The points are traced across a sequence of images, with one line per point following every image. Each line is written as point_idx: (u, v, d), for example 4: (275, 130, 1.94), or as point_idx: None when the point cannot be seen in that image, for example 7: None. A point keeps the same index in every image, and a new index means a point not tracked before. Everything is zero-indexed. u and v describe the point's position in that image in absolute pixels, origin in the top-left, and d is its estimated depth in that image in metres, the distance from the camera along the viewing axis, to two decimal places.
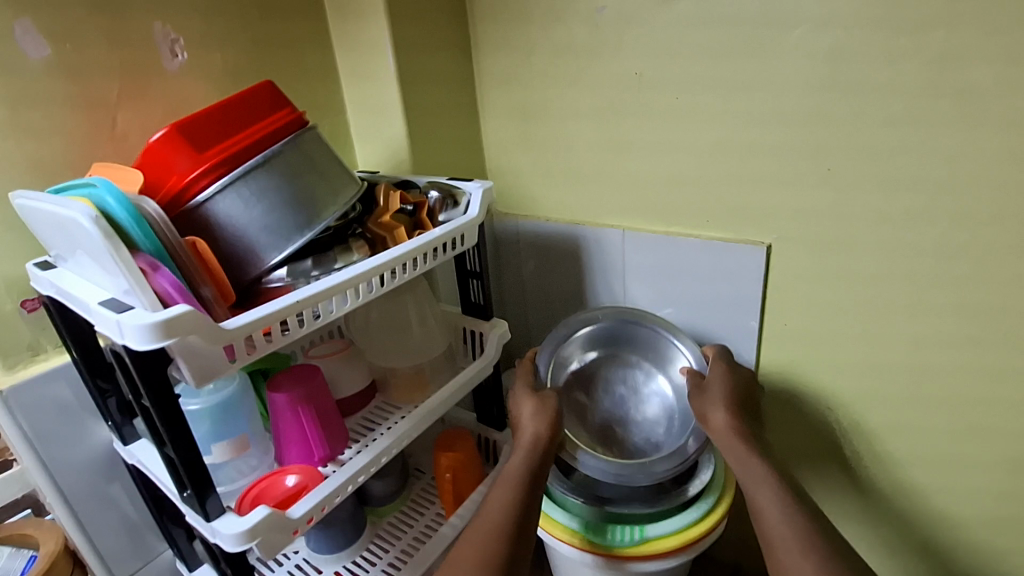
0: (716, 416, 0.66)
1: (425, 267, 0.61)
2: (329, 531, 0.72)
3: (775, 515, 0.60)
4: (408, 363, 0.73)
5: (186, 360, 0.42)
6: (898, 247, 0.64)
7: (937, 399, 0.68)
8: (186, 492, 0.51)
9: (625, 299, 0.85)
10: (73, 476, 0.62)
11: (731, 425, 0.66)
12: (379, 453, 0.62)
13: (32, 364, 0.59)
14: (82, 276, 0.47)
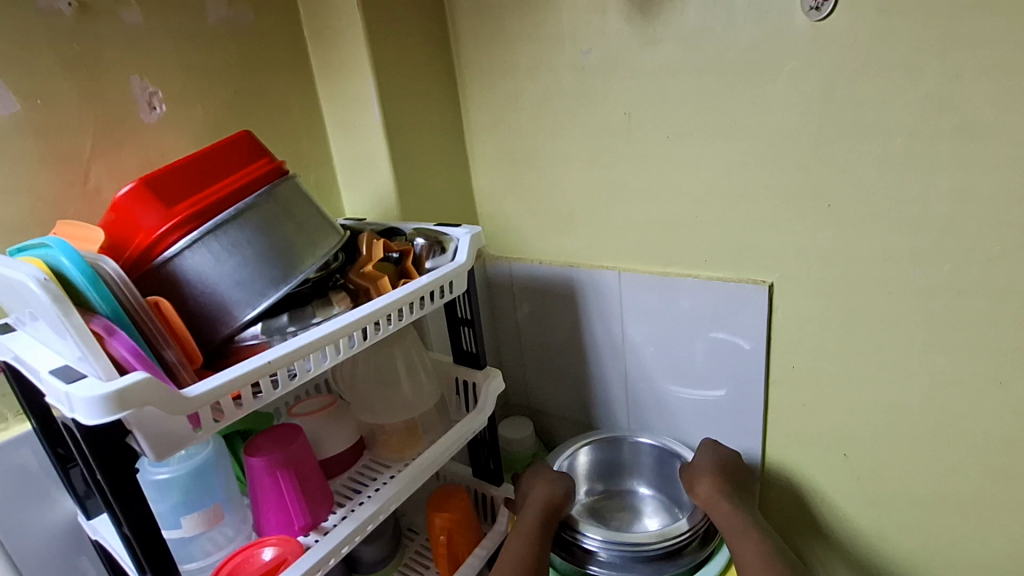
0: (702, 483, 0.68)
1: (411, 318, 0.57)
2: None
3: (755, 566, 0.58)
4: (397, 418, 0.68)
5: (143, 431, 0.38)
6: (908, 284, 0.60)
7: (965, 448, 0.63)
8: None
9: (625, 344, 0.81)
10: (30, 554, 0.56)
11: (716, 488, 0.67)
12: (364, 520, 0.57)
13: None
14: (37, 342, 0.43)
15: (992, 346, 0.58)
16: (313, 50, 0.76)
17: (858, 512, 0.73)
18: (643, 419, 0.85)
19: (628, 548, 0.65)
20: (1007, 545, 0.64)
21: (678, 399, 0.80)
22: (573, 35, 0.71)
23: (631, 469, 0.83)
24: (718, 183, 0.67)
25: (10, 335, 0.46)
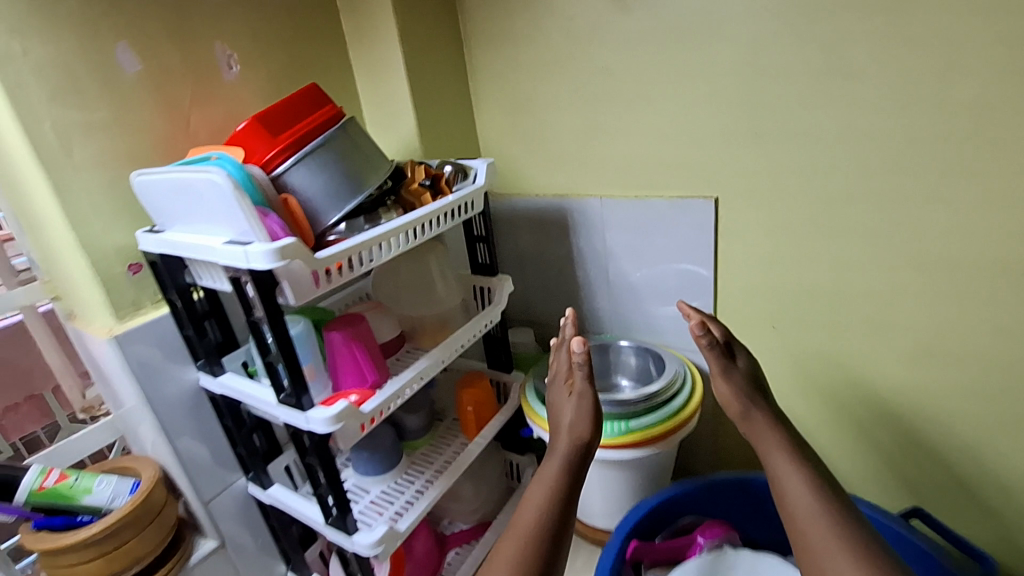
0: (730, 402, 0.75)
1: (444, 226, 0.77)
2: (375, 457, 0.87)
3: (801, 495, 0.65)
4: (431, 313, 0.88)
5: (288, 283, 0.57)
6: (820, 193, 0.79)
7: (866, 318, 0.82)
8: (283, 395, 0.64)
9: (608, 258, 1.01)
10: (170, 406, 0.76)
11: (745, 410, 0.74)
12: (420, 373, 0.76)
13: (136, 316, 0.71)
14: (194, 232, 0.61)
15: (880, 229, 0.77)
16: (346, 20, 0.93)
17: (786, 381, 0.92)
18: (622, 321, 1.04)
19: (620, 402, 0.82)
20: (898, 387, 0.84)
21: (648, 298, 0.99)
22: (560, 5, 0.89)
23: (616, 368, 0.98)
24: (676, 121, 0.86)
25: (166, 232, 0.64)
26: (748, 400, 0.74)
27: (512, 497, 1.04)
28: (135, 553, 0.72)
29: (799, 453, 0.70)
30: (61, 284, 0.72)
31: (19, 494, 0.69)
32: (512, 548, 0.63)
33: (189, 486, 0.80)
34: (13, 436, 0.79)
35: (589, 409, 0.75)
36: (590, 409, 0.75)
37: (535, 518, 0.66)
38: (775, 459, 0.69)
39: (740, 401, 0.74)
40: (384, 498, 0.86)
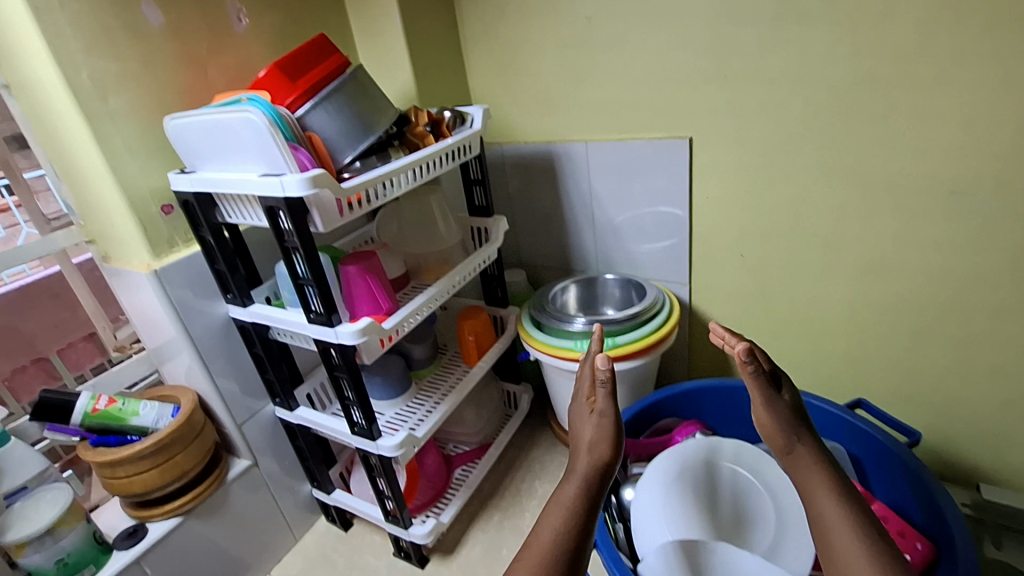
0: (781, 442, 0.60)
1: (445, 167, 0.85)
2: (388, 382, 0.96)
3: (855, 551, 0.52)
4: (434, 251, 0.96)
5: (317, 209, 0.65)
6: (782, 128, 0.88)
7: (820, 243, 0.93)
8: (314, 313, 0.72)
9: (593, 199, 1.10)
10: (203, 336, 0.83)
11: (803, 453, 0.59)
12: (431, 298, 0.85)
13: (170, 254, 0.78)
14: (227, 170, 0.68)
15: (832, 159, 0.87)
16: None
17: (753, 302, 1.04)
18: (607, 257, 1.14)
19: (608, 322, 0.95)
20: (848, 302, 0.95)
21: (630, 236, 1.10)
22: None
23: (602, 299, 1.10)
24: (654, 67, 0.94)
25: (200, 172, 0.71)
26: (791, 425, 0.60)
27: (510, 420, 1.15)
28: (183, 466, 0.81)
29: (845, 493, 0.57)
30: (97, 227, 0.79)
31: (75, 415, 0.77)
32: None
33: (223, 410, 0.88)
34: (25, 396, 0.86)
35: (611, 433, 0.58)
36: (613, 430, 0.59)
37: (547, 546, 0.51)
38: (816, 495, 0.57)
39: (785, 438, 0.59)
40: (398, 418, 0.95)
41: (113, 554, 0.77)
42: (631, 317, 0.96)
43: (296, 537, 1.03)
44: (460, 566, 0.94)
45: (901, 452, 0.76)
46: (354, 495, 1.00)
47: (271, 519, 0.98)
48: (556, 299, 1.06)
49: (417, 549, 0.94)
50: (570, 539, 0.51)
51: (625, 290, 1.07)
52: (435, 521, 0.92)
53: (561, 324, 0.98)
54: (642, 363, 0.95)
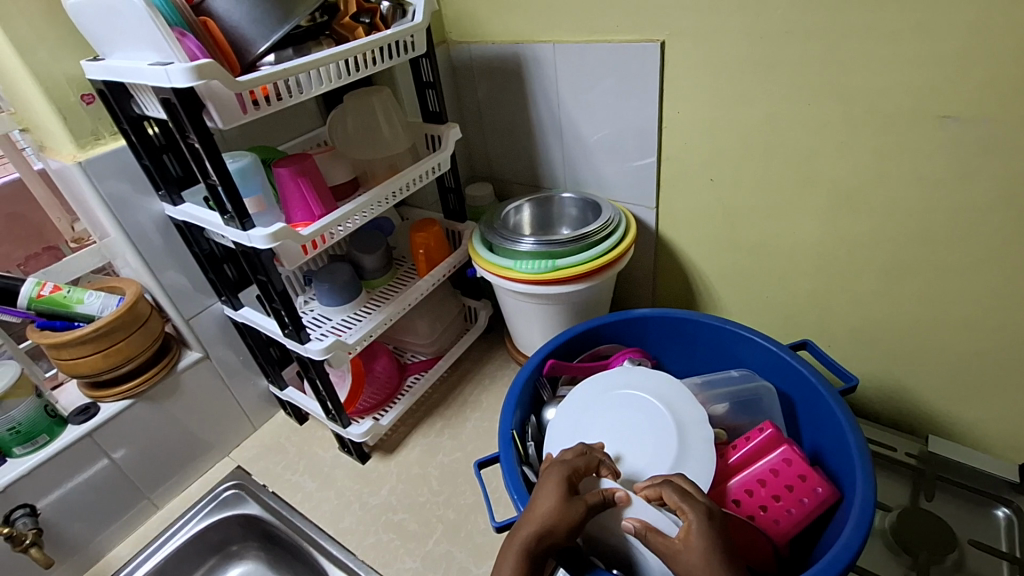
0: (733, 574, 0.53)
1: (380, 64, 0.78)
2: (335, 290, 0.96)
3: None
4: (381, 157, 0.93)
5: (212, 103, 0.62)
6: (758, 32, 0.77)
7: (790, 170, 0.85)
8: (228, 216, 0.72)
9: (561, 109, 1.02)
10: (140, 232, 0.84)
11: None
12: (361, 206, 0.83)
13: (96, 146, 0.78)
14: (127, 59, 0.65)
15: (809, 73, 0.76)
16: None
17: (718, 232, 0.98)
18: (574, 174, 1.09)
19: (553, 242, 0.90)
20: (815, 237, 0.88)
21: (597, 153, 1.03)
22: None
23: (559, 219, 1.06)
24: None
25: (106, 60, 0.68)
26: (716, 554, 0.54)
27: (466, 334, 1.16)
28: (127, 352, 0.86)
29: None
30: (28, 114, 0.78)
31: (21, 299, 0.81)
32: None
33: (169, 305, 0.91)
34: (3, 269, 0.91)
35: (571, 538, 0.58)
36: (574, 510, 0.59)
37: None
38: None
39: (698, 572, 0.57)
40: (343, 324, 0.95)
41: (67, 426, 0.85)
42: (579, 239, 0.91)
43: (255, 427, 1.10)
44: (396, 465, 1.00)
45: (828, 395, 0.73)
46: (304, 393, 1.04)
47: (228, 410, 1.04)
48: (506, 217, 1.02)
49: (359, 446, 0.99)
50: None
51: (583, 211, 1.02)
52: (373, 423, 0.96)
53: (504, 241, 0.93)
54: (586, 287, 0.91)
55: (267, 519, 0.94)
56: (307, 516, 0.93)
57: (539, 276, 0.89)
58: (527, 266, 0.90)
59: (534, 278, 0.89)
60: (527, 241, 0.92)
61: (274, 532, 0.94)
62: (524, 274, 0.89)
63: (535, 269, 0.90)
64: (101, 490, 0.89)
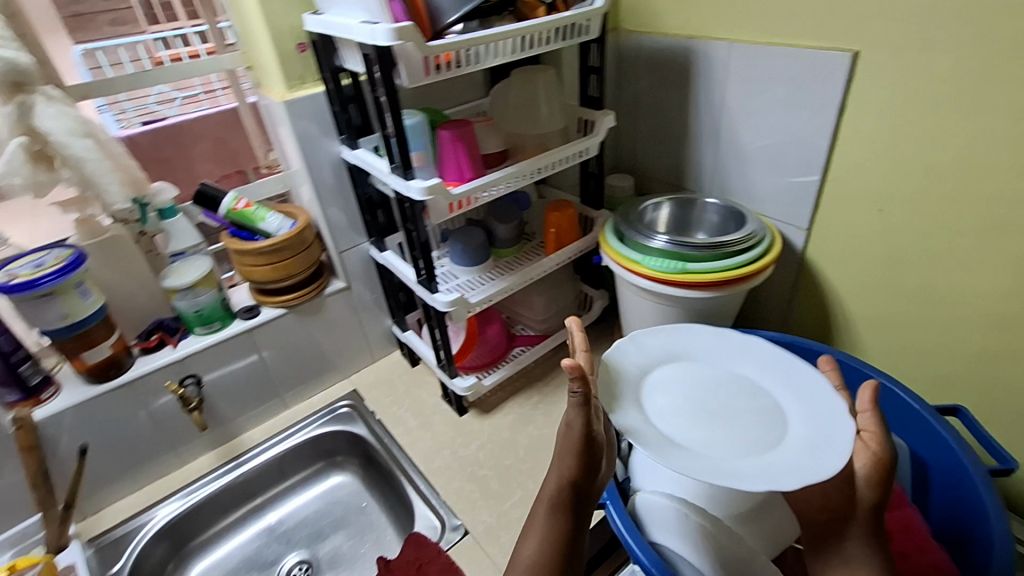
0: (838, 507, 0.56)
1: (553, 44, 0.81)
2: (467, 251, 1.03)
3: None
4: (534, 133, 0.97)
5: (403, 62, 0.69)
6: (977, 54, 0.68)
7: (982, 214, 0.74)
8: (395, 165, 0.80)
9: (723, 111, 0.98)
10: (319, 168, 0.96)
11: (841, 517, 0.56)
12: (508, 176, 0.87)
13: (300, 89, 0.90)
14: (341, 16, 0.74)
15: None
16: None
17: (874, 268, 0.89)
18: (723, 180, 1.04)
19: (686, 245, 0.88)
20: (998, 295, 0.77)
21: (753, 162, 0.98)
22: None
23: (698, 224, 1.02)
24: None
25: (323, 16, 0.78)
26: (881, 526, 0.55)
27: (577, 319, 1.18)
28: (289, 270, 0.99)
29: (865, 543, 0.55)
30: (254, 55, 0.93)
31: (221, 209, 0.96)
32: None
33: (328, 236, 1.04)
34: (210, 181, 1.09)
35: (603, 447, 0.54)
36: (575, 443, 0.51)
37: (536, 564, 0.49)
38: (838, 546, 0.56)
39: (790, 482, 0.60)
40: (468, 284, 1.02)
41: (234, 320, 1.01)
42: (716, 246, 0.88)
43: (373, 359, 1.22)
44: (490, 425, 1.05)
45: (971, 467, 0.64)
46: (421, 339, 1.13)
47: (356, 338, 1.16)
48: (643, 211, 1.01)
49: (460, 399, 1.06)
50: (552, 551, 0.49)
51: (726, 220, 0.98)
52: (477, 381, 1.02)
53: (635, 235, 0.93)
54: (713, 297, 0.88)
55: (371, 442, 1.05)
56: (404, 449, 1.02)
57: (665, 276, 0.87)
58: (655, 264, 0.88)
59: (660, 277, 0.88)
60: (660, 238, 0.90)
61: (374, 455, 1.04)
62: (650, 271, 0.89)
63: (662, 268, 0.88)
64: (249, 379, 1.05)
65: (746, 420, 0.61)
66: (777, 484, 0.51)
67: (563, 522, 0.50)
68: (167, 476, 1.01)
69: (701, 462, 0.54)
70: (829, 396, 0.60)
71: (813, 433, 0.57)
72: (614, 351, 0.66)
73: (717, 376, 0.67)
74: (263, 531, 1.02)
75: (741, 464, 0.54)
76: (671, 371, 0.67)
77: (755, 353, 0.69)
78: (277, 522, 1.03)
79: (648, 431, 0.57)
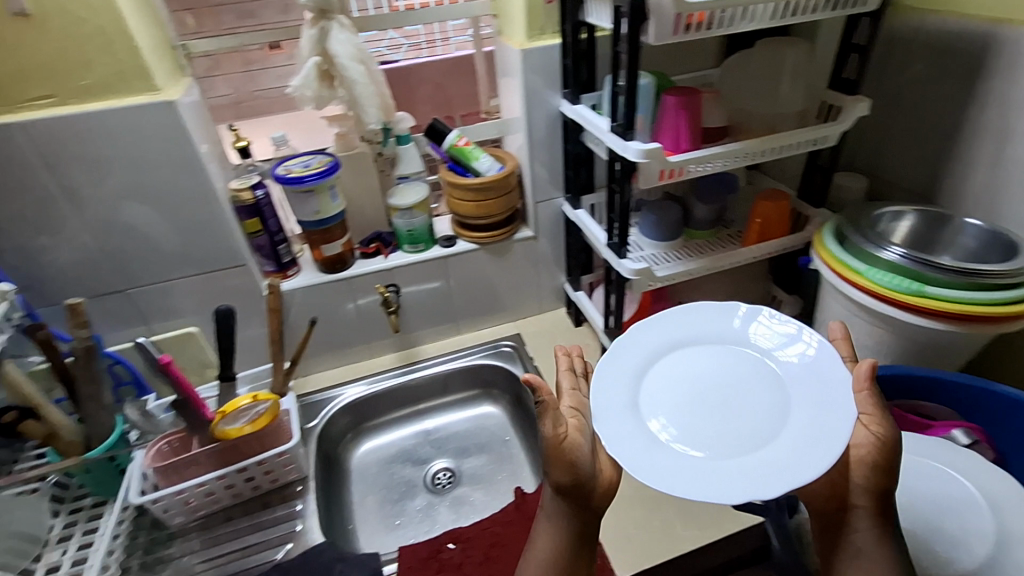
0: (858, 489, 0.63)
1: (818, 13, 0.73)
2: (659, 224, 1.00)
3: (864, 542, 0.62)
4: (765, 112, 0.90)
5: (655, 18, 0.67)
6: None
7: None
8: (615, 123, 0.80)
9: (1017, 118, 0.80)
10: (537, 119, 1.00)
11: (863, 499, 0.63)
12: (727, 152, 0.82)
13: (539, 39, 0.93)
14: None
15: None
16: None
17: None
18: (991, 203, 0.87)
19: (928, 264, 0.76)
20: None
21: None
22: None
23: (946, 244, 0.87)
24: None
25: None
26: (885, 505, 0.63)
27: (758, 320, 1.11)
28: (489, 210, 1.07)
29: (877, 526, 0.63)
30: (503, 3, 0.99)
31: (445, 143, 1.07)
32: (545, 548, 0.65)
33: (529, 185, 1.09)
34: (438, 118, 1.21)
35: (587, 455, 0.62)
36: (563, 457, 0.60)
37: (556, 545, 0.64)
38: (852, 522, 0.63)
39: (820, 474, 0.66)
40: (653, 258, 0.99)
41: (434, 245, 1.12)
42: (968, 273, 0.74)
43: (540, 310, 1.28)
44: None
45: None
46: (591, 301, 1.16)
47: (530, 287, 1.23)
48: (877, 217, 0.88)
49: None
50: (564, 532, 0.64)
51: (989, 246, 0.81)
52: None
53: (862, 241, 0.82)
54: (947, 330, 0.75)
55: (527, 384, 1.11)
56: None
57: (891, 293, 0.76)
58: (882, 278, 0.78)
59: (884, 293, 0.77)
60: (894, 250, 0.79)
61: (526, 398, 1.11)
62: (873, 284, 0.78)
63: (889, 284, 0.77)
64: (434, 300, 1.17)
65: (747, 419, 0.64)
66: (767, 486, 0.56)
67: (565, 505, 0.64)
68: (358, 364, 1.19)
69: (694, 466, 0.59)
70: (835, 390, 0.62)
71: (817, 425, 0.60)
72: (609, 358, 0.70)
73: (723, 361, 0.70)
74: (421, 432, 1.15)
75: (727, 466, 0.59)
76: (672, 372, 0.69)
77: (765, 330, 0.71)
78: (433, 428, 1.15)
79: (636, 442, 0.61)
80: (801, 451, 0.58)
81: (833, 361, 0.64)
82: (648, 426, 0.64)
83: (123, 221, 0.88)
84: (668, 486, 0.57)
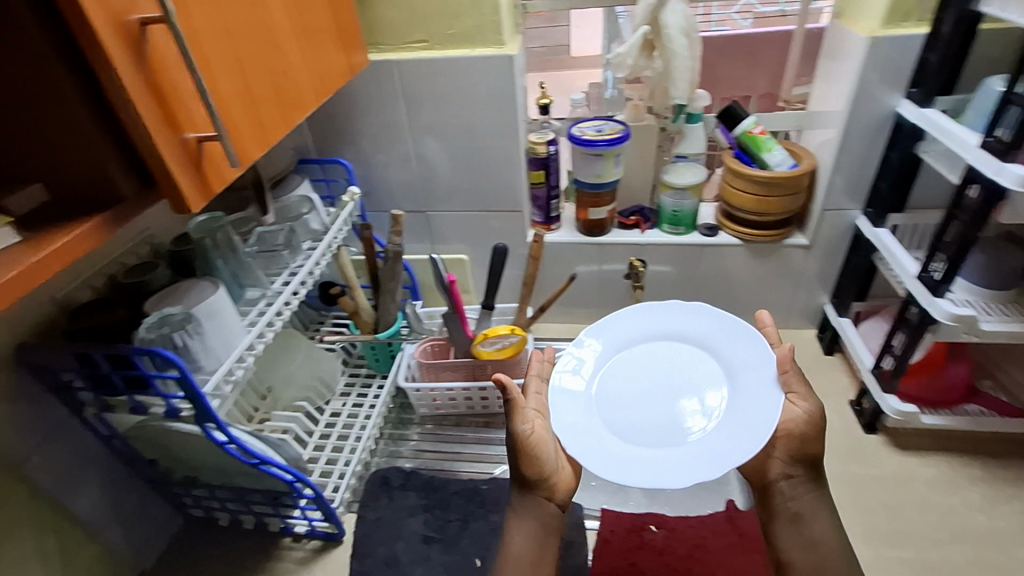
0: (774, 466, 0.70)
1: None
2: (988, 268, 0.81)
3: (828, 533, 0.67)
4: None
5: None
6: None
7: None
8: (992, 135, 0.66)
9: None
10: (860, 119, 0.89)
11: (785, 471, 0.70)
12: None
13: (897, 28, 0.81)
14: None
15: None
16: None
17: None
18: None
19: None
20: None
21: None
22: None
23: None
24: None
25: None
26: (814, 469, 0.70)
27: None
28: (767, 208, 0.99)
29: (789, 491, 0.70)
30: None
31: (738, 128, 1.01)
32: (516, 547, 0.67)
33: (821, 189, 0.98)
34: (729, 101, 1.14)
35: (549, 454, 0.69)
36: (523, 455, 0.67)
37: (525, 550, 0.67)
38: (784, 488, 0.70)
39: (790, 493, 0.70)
40: (966, 304, 0.82)
41: (694, 232, 1.09)
42: None
43: (784, 325, 1.17)
44: (892, 464, 0.93)
45: None
46: (857, 334, 1.03)
47: (782, 298, 1.13)
48: None
49: (877, 413, 0.96)
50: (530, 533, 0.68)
51: None
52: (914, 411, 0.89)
53: None
54: None
55: None
56: None
57: None
58: None
59: None
60: None
61: None
62: None
63: None
64: (677, 287, 1.15)
65: (642, 386, 0.72)
66: (670, 481, 0.61)
67: (525, 501, 0.69)
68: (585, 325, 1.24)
69: (642, 466, 0.64)
70: (758, 371, 0.68)
71: (739, 419, 0.65)
72: (577, 347, 0.75)
73: (673, 359, 0.74)
74: None
75: (672, 458, 0.65)
76: (619, 354, 0.75)
77: (702, 323, 0.74)
78: None
79: (597, 441, 0.66)
80: (729, 430, 0.65)
81: (759, 340, 0.70)
82: (597, 424, 0.68)
83: (442, 153, 1.03)
84: (604, 472, 0.63)
